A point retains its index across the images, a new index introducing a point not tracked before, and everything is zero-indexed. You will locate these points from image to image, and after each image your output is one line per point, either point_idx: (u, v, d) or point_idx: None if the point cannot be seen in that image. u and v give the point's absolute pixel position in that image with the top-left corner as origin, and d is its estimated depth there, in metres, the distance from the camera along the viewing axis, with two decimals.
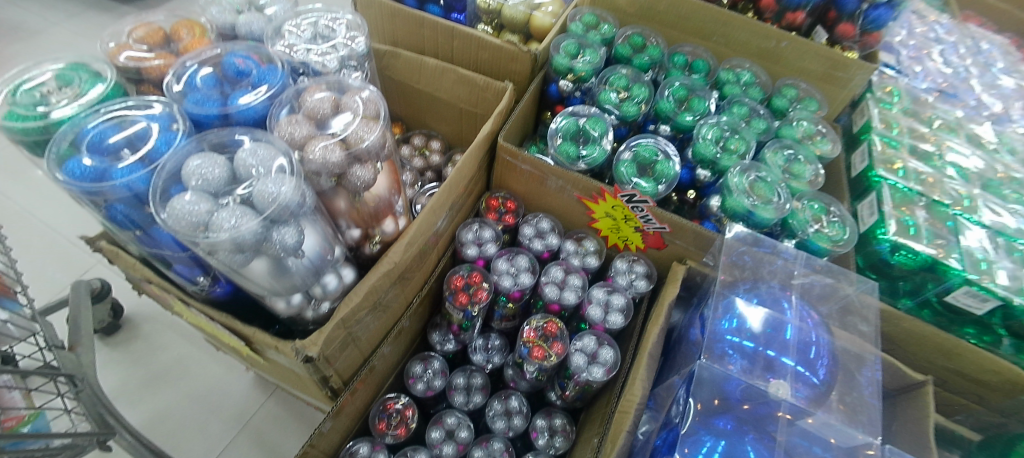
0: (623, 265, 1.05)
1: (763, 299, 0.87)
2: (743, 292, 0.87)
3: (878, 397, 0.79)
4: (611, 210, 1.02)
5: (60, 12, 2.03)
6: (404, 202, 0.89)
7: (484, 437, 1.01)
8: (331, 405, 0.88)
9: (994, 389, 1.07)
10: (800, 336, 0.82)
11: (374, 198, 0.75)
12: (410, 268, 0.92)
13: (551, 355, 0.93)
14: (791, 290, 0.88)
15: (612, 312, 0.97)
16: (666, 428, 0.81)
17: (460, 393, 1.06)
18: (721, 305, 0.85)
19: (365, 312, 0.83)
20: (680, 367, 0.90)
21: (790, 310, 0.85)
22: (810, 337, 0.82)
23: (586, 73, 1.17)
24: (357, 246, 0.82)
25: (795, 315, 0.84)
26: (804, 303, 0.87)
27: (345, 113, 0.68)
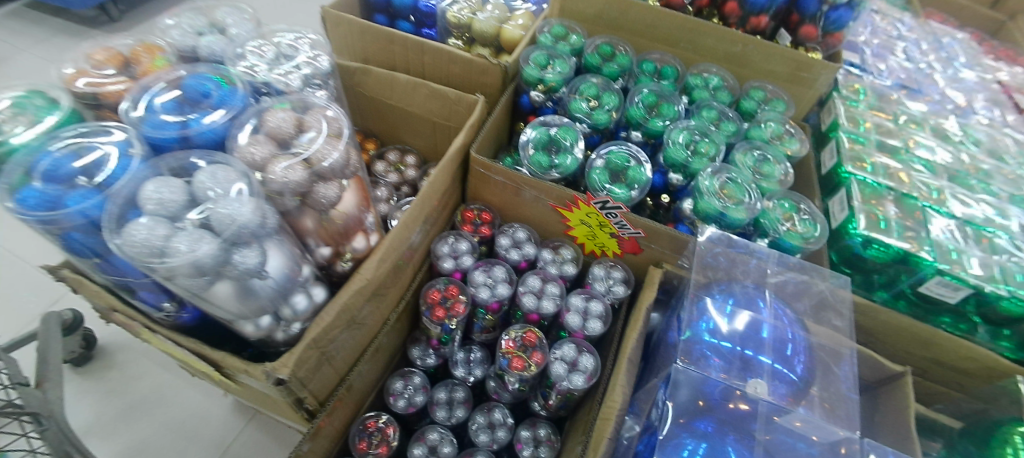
0: (601, 271, 1.05)
1: (738, 298, 0.87)
2: (718, 293, 0.87)
3: (856, 391, 0.79)
4: (586, 217, 1.03)
5: (28, 39, 2.01)
6: (375, 218, 0.89)
7: (468, 452, 1.00)
8: (308, 426, 0.87)
9: (973, 375, 1.09)
10: (775, 334, 0.82)
11: (342, 215, 0.75)
12: (385, 283, 0.91)
13: (531, 365, 0.92)
14: (765, 288, 0.88)
15: (591, 319, 0.97)
16: (648, 432, 0.80)
17: (442, 408, 1.05)
18: (696, 307, 0.85)
19: (339, 331, 0.82)
20: (659, 371, 0.89)
21: (765, 309, 0.85)
22: (786, 334, 0.82)
23: (557, 83, 1.18)
24: (329, 264, 0.82)
25: (771, 313, 0.85)
26: (779, 300, 0.87)
27: (309, 132, 0.68)
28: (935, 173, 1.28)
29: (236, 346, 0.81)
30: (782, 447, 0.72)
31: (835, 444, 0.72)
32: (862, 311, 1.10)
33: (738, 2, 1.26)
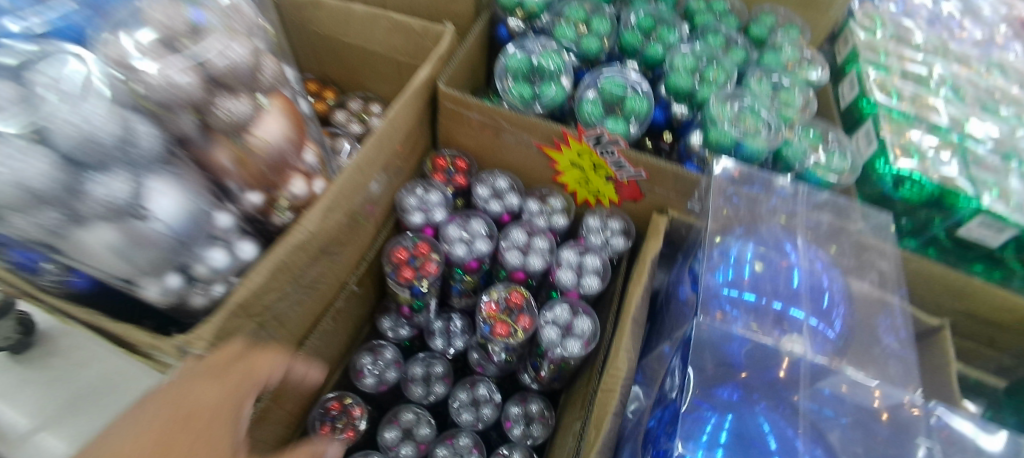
0: (596, 222, 0.90)
1: (761, 241, 0.73)
2: (739, 237, 0.72)
3: (910, 347, 0.65)
4: (578, 158, 0.87)
5: None
6: (316, 155, 0.72)
7: (449, 434, 0.87)
8: (253, 410, 0.73)
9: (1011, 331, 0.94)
10: (811, 281, 0.68)
11: (267, 146, 0.58)
12: (336, 238, 0.74)
13: (517, 331, 0.77)
14: (795, 231, 0.73)
15: (587, 274, 0.82)
16: (661, 405, 0.66)
17: (419, 385, 0.91)
18: (714, 254, 0.70)
19: (277, 295, 0.66)
20: (670, 333, 0.75)
21: (795, 254, 0.71)
22: (821, 282, 0.68)
23: (537, 8, 1.01)
24: (265, 214, 0.65)
25: (802, 257, 0.71)
26: (812, 244, 0.72)
27: (205, 32, 0.53)
28: (972, 100, 1.12)
29: (148, 317, 0.65)
30: (821, 419, 0.59)
31: (873, 411, 0.59)
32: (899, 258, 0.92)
33: None
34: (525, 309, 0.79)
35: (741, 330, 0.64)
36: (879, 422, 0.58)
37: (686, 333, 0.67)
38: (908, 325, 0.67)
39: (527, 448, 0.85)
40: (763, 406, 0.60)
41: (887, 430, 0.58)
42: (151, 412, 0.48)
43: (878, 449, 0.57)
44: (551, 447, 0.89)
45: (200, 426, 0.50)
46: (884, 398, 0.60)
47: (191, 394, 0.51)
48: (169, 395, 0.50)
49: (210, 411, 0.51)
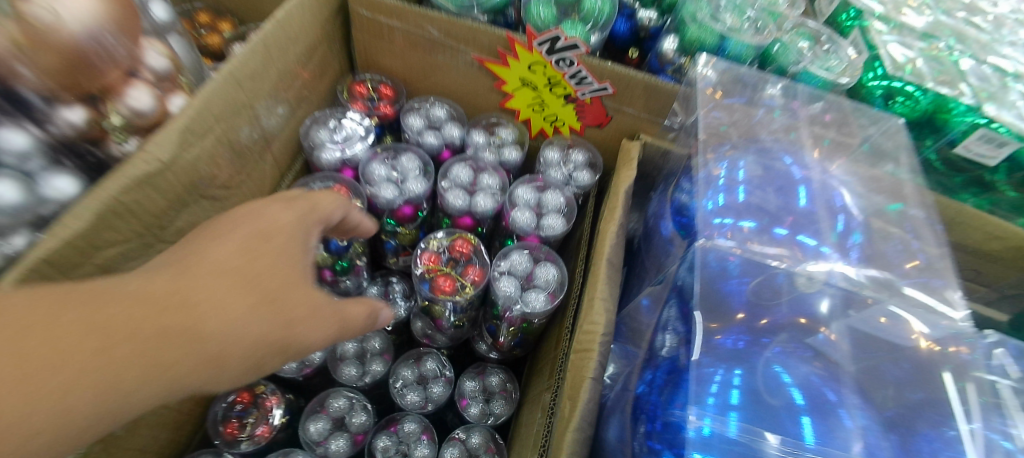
0: (556, 154, 0.74)
1: (759, 154, 0.60)
2: (726, 155, 0.59)
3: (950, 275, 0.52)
4: (529, 74, 0.70)
5: None
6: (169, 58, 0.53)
7: (391, 420, 0.71)
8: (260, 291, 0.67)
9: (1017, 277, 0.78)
10: (818, 199, 0.56)
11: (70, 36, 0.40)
12: (206, 174, 0.55)
13: (465, 286, 0.61)
14: (802, 142, 0.61)
15: (548, 214, 0.66)
16: (651, 364, 0.53)
17: (351, 365, 0.73)
18: (704, 176, 0.57)
19: (117, 247, 0.47)
20: (656, 277, 0.62)
21: (798, 168, 0.58)
22: (833, 201, 0.56)
23: None
24: (93, 139, 0.48)
25: (806, 171, 0.58)
26: (815, 157, 0.60)
27: None
28: None
29: None
30: (843, 358, 0.47)
31: (894, 353, 0.47)
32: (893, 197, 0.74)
33: None
34: (474, 259, 0.64)
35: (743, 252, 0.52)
36: (898, 364, 0.47)
37: (687, 269, 0.53)
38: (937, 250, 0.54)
39: (488, 429, 0.71)
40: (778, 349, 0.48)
41: (907, 365, 0.47)
42: (228, 228, 0.41)
43: (895, 399, 0.45)
44: (515, 426, 0.75)
45: (278, 246, 0.42)
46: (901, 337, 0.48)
47: (263, 213, 0.43)
48: (242, 215, 0.43)
49: (285, 233, 0.43)
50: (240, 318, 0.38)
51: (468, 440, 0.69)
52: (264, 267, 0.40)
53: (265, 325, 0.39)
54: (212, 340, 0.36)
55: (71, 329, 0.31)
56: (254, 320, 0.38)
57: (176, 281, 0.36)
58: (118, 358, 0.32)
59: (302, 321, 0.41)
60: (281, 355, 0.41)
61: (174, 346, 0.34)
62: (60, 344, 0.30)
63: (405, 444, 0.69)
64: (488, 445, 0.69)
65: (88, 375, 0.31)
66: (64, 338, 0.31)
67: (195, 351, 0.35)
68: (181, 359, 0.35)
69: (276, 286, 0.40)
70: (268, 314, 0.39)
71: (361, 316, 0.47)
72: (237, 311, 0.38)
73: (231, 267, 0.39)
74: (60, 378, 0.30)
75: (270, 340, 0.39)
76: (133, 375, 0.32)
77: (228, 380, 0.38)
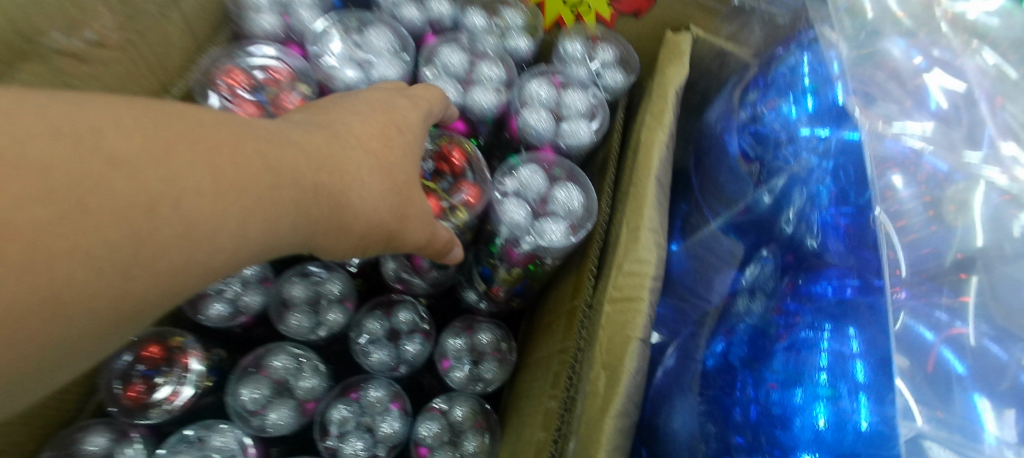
0: (576, 47, 0.55)
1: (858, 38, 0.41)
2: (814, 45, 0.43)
3: None
4: None
5: None
6: None
7: (353, 384, 0.55)
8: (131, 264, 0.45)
9: None
10: (955, 92, 0.37)
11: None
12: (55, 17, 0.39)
13: (455, 210, 0.45)
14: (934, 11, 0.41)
15: (569, 120, 0.49)
16: (727, 332, 0.38)
17: (300, 314, 0.56)
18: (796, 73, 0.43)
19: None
20: (728, 213, 0.48)
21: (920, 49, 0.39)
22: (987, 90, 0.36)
23: None
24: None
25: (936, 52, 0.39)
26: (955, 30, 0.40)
27: None
28: None
29: None
30: None
31: None
32: None
33: None
34: (472, 174, 0.47)
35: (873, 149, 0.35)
36: None
37: (805, 202, 0.39)
38: None
39: (474, 398, 0.56)
40: (904, 293, 0.30)
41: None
42: (364, 109, 0.34)
43: None
44: (511, 394, 0.59)
45: (410, 142, 0.35)
46: None
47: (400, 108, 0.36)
48: (379, 101, 0.35)
49: (416, 133, 0.36)
50: (375, 199, 0.31)
51: (451, 412, 0.54)
52: (398, 157, 0.33)
53: (388, 210, 0.33)
54: (351, 214, 0.30)
55: (251, 160, 0.24)
56: (384, 202, 0.32)
57: (331, 147, 0.29)
58: (282, 206, 0.25)
59: (417, 218, 0.35)
60: (383, 244, 0.34)
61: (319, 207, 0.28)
62: (246, 173, 0.23)
63: (368, 415, 0.53)
64: (476, 419, 0.54)
65: (261, 211, 0.24)
66: (244, 169, 0.23)
67: (331, 213, 0.29)
68: (320, 222, 0.29)
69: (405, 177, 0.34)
70: (393, 202, 0.33)
71: (443, 236, 0.39)
72: (372, 192, 0.31)
73: (372, 148, 0.32)
74: (238, 208, 0.23)
75: (385, 227, 0.33)
76: (286, 223, 0.26)
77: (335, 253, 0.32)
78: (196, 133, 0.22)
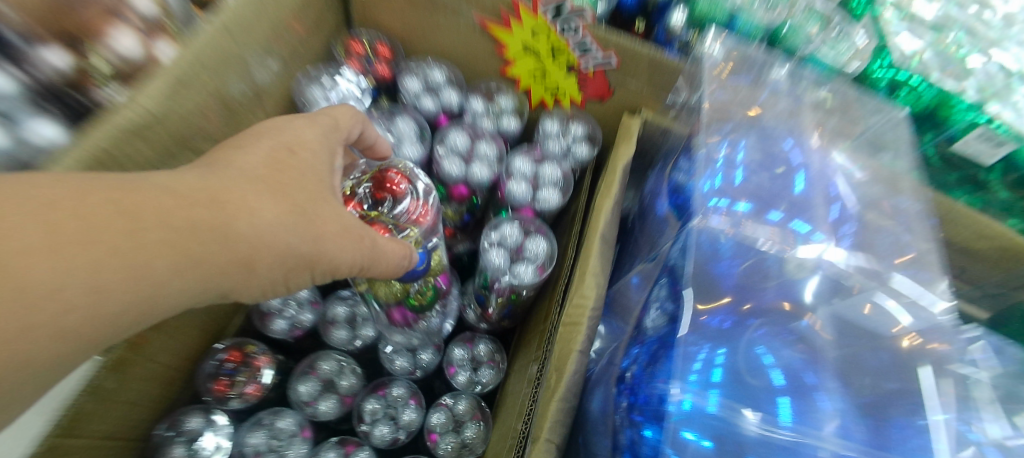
0: (554, 125, 0.72)
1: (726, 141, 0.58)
2: (728, 132, 0.59)
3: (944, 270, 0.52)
4: (530, 40, 0.68)
5: None
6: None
7: (380, 384, 0.72)
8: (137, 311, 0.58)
9: None
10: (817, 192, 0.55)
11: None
12: (196, 125, 0.53)
13: (404, 227, 0.55)
14: (801, 124, 0.59)
15: (544, 187, 0.66)
16: (638, 341, 0.53)
17: (342, 327, 0.74)
18: (705, 151, 0.56)
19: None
20: (647, 254, 0.63)
21: (799, 151, 0.57)
22: (830, 189, 0.55)
23: None
24: (76, 84, 0.46)
25: (807, 155, 0.57)
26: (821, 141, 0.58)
27: None
28: None
29: None
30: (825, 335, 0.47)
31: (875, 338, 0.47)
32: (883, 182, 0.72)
33: None
34: (405, 188, 0.56)
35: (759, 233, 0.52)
36: (879, 350, 0.47)
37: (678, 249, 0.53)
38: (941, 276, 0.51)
39: (475, 398, 0.72)
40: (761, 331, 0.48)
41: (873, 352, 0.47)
42: (257, 139, 0.44)
43: (871, 388, 0.45)
44: (501, 395, 0.76)
45: (305, 159, 0.45)
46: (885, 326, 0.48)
47: (288, 128, 0.46)
48: (288, 132, 0.45)
49: (310, 149, 0.46)
50: (283, 230, 0.40)
51: (455, 406, 0.71)
52: (291, 181, 0.42)
53: (293, 234, 0.40)
54: (243, 241, 0.38)
55: (105, 210, 0.32)
56: (285, 227, 0.40)
57: (209, 185, 0.38)
58: (147, 245, 0.33)
59: (333, 236, 0.43)
60: (310, 268, 0.43)
61: (204, 240, 0.36)
62: (94, 226, 0.31)
63: (394, 408, 0.70)
64: (474, 412, 0.71)
65: (114, 259, 0.32)
66: (97, 220, 0.31)
67: (220, 245, 0.37)
68: (225, 269, 0.38)
69: (304, 197, 0.42)
70: (298, 226, 0.41)
71: (395, 257, 0.48)
72: (267, 216, 0.39)
73: (260, 175, 0.41)
74: (84, 258, 0.31)
75: (289, 262, 0.41)
76: (164, 265, 0.34)
77: (256, 285, 0.41)
78: (63, 194, 0.31)
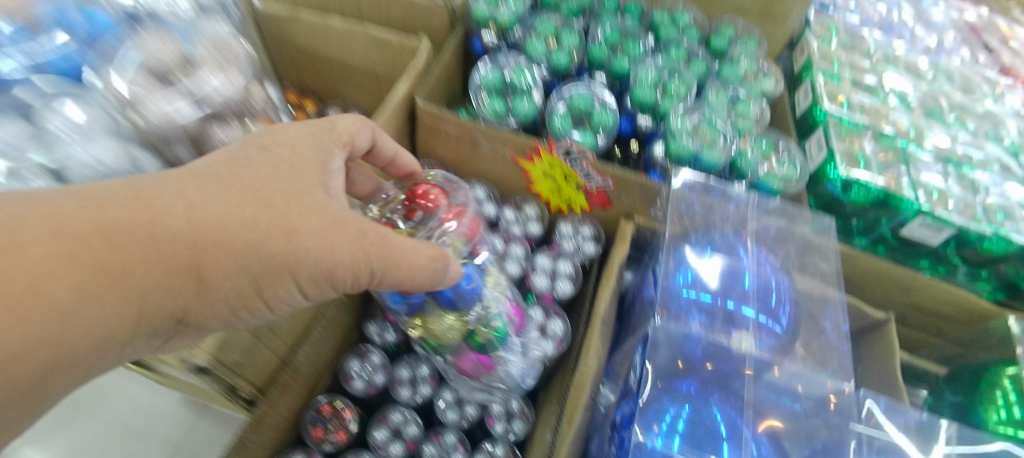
0: (568, 228, 0.95)
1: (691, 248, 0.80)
2: (695, 241, 0.81)
3: (847, 341, 0.75)
4: (550, 170, 0.93)
5: None
6: None
7: (435, 431, 0.93)
8: (279, 375, 0.84)
9: (955, 321, 1.04)
10: (763, 289, 0.75)
11: None
12: None
13: (438, 230, 0.70)
14: (746, 235, 0.83)
15: (560, 279, 0.89)
16: (626, 398, 0.73)
17: (406, 387, 0.96)
18: (674, 257, 0.79)
19: (240, 351, 0.72)
20: (635, 332, 0.83)
21: (746, 256, 0.80)
22: (770, 284, 0.76)
23: (510, 22, 1.04)
24: None
25: (752, 260, 0.79)
26: (759, 247, 0.82)
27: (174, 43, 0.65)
28: (920, 104, 1.31)
29: None
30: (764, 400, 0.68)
31: (802, 399, 0.68)
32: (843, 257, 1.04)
33: None
34: (434, 202, 0.73)
35: (715, 321, 0.73)
36: (829, 411, 0.67)
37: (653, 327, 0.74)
38: (849, 352, 0.74)
39: (509, 444, 0.90)
40: (715, 395, 0.68)
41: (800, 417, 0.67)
42: (252, 142, 0.56)
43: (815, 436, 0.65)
44: (530, 442, 0.95)
45: (280, 153, 0.55)
46: (806, 392, 0.69)
47: (279, 135, 0.58)
48: (270, 135, 0.57)
49: (286, 145, 0.57)
50: (239, 233, 0.47)
51: (494, 451, 0.90)
52: (262, 182, 0.51)
53: (253, 232, 0.48)
54: (177, 243, 0.44)
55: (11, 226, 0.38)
56: (246, 227, 0.48)
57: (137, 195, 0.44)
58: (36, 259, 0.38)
59: (308, 233, 0.51)
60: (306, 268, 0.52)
61: (127, 247, 0.42)
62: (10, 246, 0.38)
63: (446, 452, 0.90)
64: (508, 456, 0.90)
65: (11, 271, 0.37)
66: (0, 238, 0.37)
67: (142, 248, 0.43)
68: (177, 279, 0.45)
69: (270, 192, 0.51)
70: (275, 232, 0.49)
71: (421, 258, 0.57)
72: (217, 208, 0.47)
73: (228, 178, 0.50)
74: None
75: (253, 268, 0.49)
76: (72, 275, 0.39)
77: (214, 298, 0.49)
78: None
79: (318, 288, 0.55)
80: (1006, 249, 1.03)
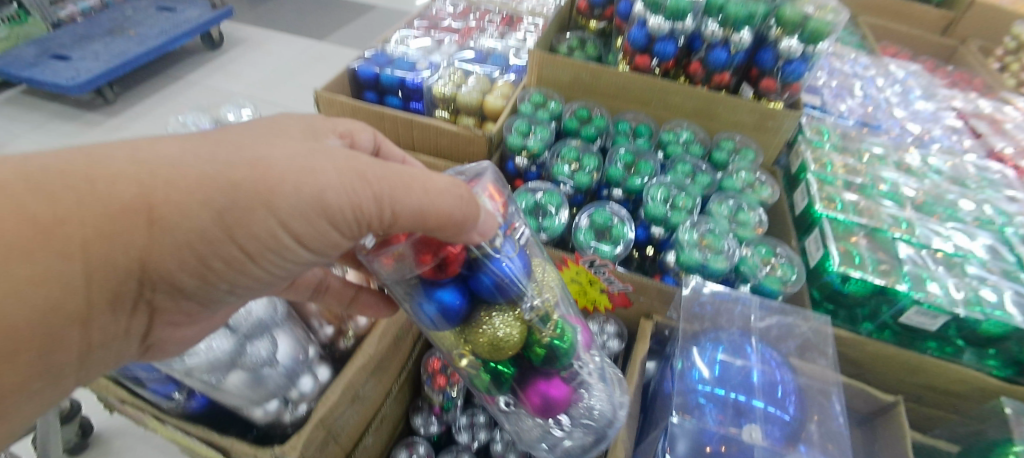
0: (594, 326, 1.08)
1: (702, 348, 0.92)
2: (707, 342, 0.92)
3: (846, 425, 0.85)
4: (577, 275, 1.07)
5: (53, 134, 2.29)
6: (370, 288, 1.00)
7: None
8: None
9: (967, 398, 1.12)
10: (768, 384, 0.86)
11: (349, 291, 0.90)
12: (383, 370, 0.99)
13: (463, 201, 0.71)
14: (751, 335, 0.94)
15: None
16: None
17: None
18: (687, 357, 0.91)
19: (316, 447, 0.84)
20: (658, 422, 0.93)
21: (753, 354, 0.91)
22: (774, 377, 0.87)
23: (539, 149, 1.24)
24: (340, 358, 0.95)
25: (758, 357, 0.90)
26: (765, 344, 0.94)
27: None
28: (910, 197, 1.45)
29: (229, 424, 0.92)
30: None
31: None
32: (848, 343, 1.13)
33: (700, 61, 1.32)
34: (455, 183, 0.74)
35: (728, 413, 0.84)
36: None
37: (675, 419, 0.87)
38: (847, 436, 0.84)
39: None
40: None
41: None
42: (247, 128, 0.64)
43: None
44: None
45: (269, 127, 0.63)
46: None
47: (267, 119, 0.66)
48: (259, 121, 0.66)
49: (276, 122, 0.65)
50: (191, 170, 0.51)
51: None
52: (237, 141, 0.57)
53: (209, 165, 0.52)
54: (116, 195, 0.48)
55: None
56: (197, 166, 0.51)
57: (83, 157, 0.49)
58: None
59: (279, 161, 0.54)
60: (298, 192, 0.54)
61: (64, 196, 0.47)
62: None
63: None
64: None
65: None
66: None
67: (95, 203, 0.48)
68: (128, 222, 0.49)
69: (233, 138, 0.57)
70: (244, 170, 0.52)
71: (439, 181, 0.59)
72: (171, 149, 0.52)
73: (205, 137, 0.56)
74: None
75: (217, 201, 0.51)
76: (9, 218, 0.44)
77: (171, 245, 0.51)
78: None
79: (309, 225, 0.56)
80: (1004, 330, 1.11)
